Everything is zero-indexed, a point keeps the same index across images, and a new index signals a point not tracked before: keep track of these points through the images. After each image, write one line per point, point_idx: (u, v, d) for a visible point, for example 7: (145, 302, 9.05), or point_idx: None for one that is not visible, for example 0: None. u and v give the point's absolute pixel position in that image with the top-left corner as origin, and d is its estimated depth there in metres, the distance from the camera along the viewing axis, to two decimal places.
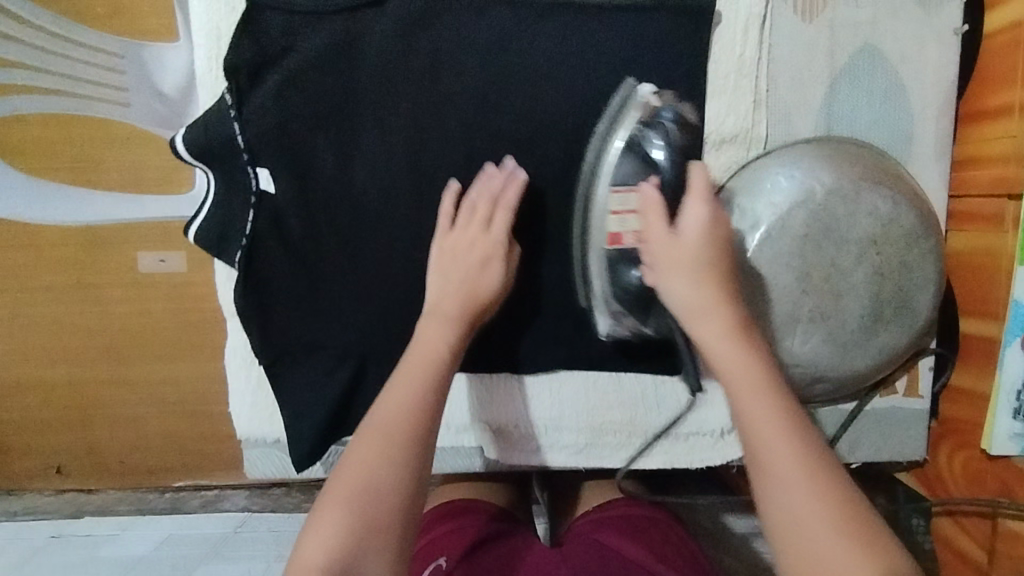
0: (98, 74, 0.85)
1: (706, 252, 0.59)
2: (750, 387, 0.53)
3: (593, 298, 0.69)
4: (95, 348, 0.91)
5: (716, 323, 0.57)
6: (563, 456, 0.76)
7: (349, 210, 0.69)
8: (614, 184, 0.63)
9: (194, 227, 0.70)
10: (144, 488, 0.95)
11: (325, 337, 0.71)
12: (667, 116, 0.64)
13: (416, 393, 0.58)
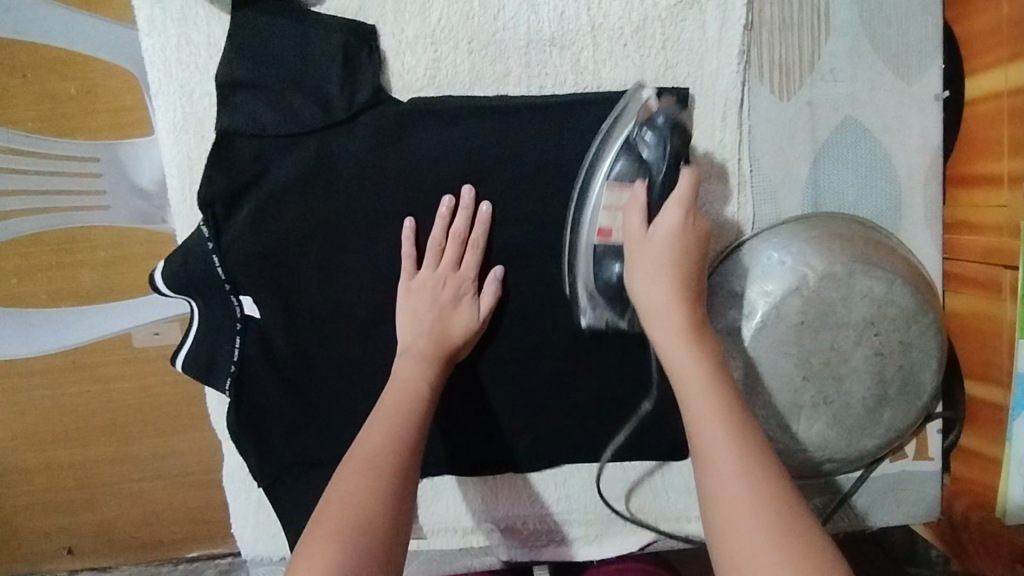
0: (75, 182, 0.81)
1: (675, 247, 0.59)
2: (701, 396, 0.52)
3: (576, 293, 0.68)
4: (97, 437, 0.89)
5: (672, 324, 0.56)
6: (574, 549, 0.75)
7: (338, 328, 0.68)
8: (608, 184, 0.64)
9: (179, 356, 0.68)
10: (159, 561, 0.95)
11: (323, 453, 0.70)
12: (661, 122, 0.62)
13: (397, 426, 0.58)
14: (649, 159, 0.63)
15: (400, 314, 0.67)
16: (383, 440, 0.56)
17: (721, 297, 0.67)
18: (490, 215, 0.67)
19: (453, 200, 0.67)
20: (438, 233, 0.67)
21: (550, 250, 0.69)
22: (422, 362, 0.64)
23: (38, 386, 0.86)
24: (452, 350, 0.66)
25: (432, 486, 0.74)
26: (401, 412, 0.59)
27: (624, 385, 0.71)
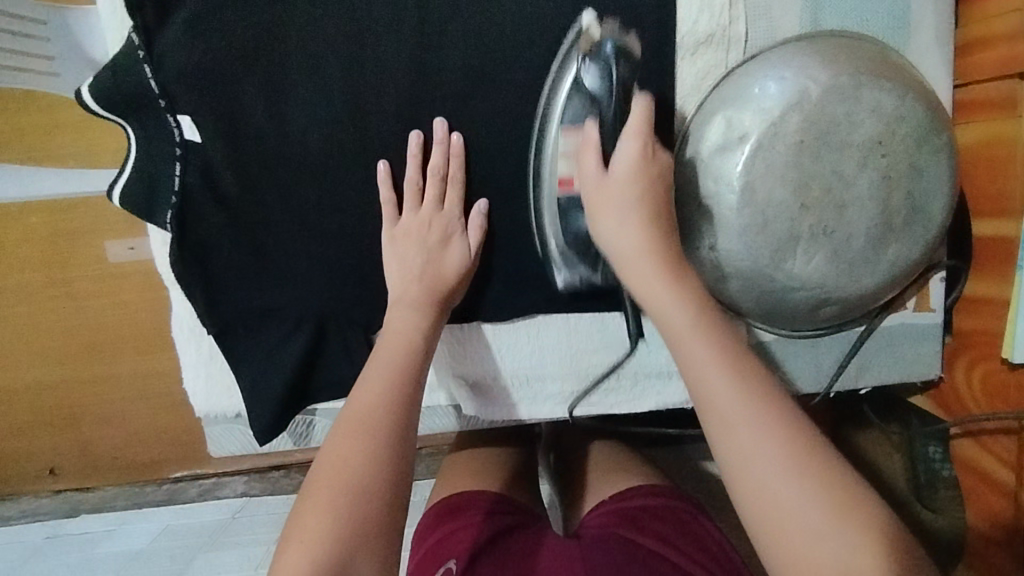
0: None
1: (641, 183, 0.58)
2: (689, 335, 0.52)
3: (549, 254, 0.65)
4: (77, 354, 1.11)
5: (647, 269, 0.56)
6: (547, 407, 0.71)
7: (287, 158, 0.63)
8: (563, 127, 0.61)
9: (116, 187, 0.63)
10: (145, 482, 1.16)
11: (277, 300, 0.66)
12: (607, 49, 0.60)
13: (390, 387, 0.57)
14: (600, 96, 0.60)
15: (388, 262, 0.63)
16: (374, 402, 0.56)
17: (712, 120, 0.61)
18: (463, 147, 0.63)
19: (422, 136, 0.62)
20: (414, 172, 0.63)
21: (520, 67, 0.62)
22: (411, 312, 0.61)
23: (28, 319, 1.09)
24: (446, 294, 0.63)
25: None
26: (398, 368, 0.58)
27: None
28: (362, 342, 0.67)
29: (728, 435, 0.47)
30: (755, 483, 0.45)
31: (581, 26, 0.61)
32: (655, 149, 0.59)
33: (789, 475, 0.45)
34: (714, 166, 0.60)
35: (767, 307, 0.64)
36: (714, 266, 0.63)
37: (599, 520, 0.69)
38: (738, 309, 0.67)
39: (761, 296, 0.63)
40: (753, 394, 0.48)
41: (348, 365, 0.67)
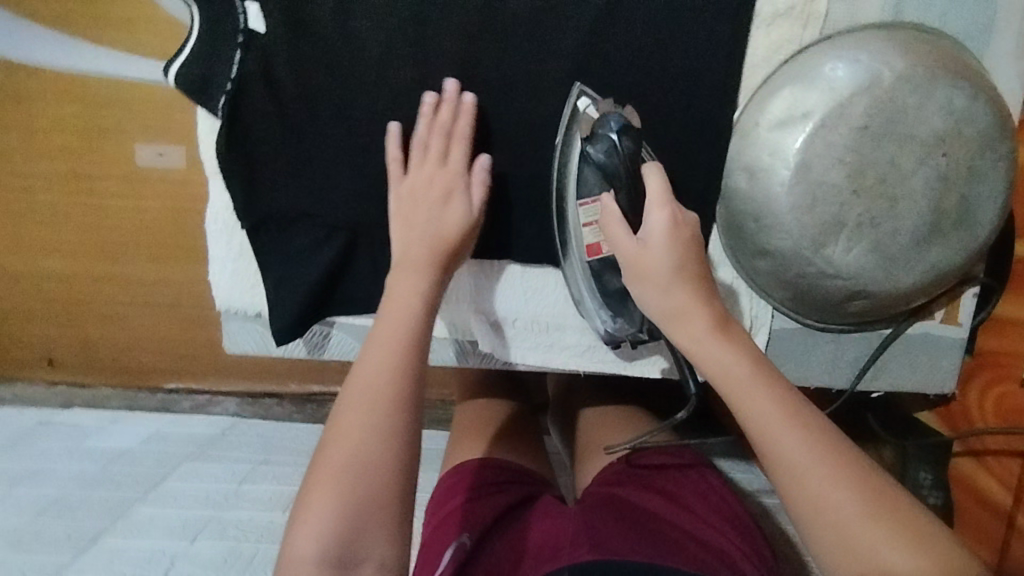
0: None
1: (675, 253, 0.55)
2: (752, 391, 0.50)
3: (586, 310, 0.68)
4: (94, 253, 1.23)
5: (699, 325, 0.53)
6: (563, 358, 0.71)
7: (347, 64, 0.62)
8: (580, 201, 0.63)
9: (173, 66, 0.62)
10: (140, 388, 1.29)
11: (313, 206, 0.66)
12: (612, 126, 0.60)
13: (395, 359, 0.54)
14: (609, 164, 0.60)
15: (392, 223, 0.61)
16: (376, 378, 0.53)
17: (779, 94, 0.61)
18: (474, 107, 0.62)
19: (434, 97, 0.62)
20: (421, 132, 0.62)
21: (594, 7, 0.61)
22: (411, 273, 0.58)
23: (53, 221, 1.22)
24: (451, 252, 0.60)
25: None
26: (400, 338, 0.55)
27: None
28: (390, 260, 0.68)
29: (802, 496, 0.46)
30: (841, 538, 0.45)
31: (578, 107, 0.63)
32: (686, 215, 0.58)
33: (873, 524, 0.45)
34: (772, 140, 0.60)
35: (796, 292, 0.64)
36: (752, 241, 0.64)
37: (605, 480, 0.71)
38: (767, 291, 0.67)
39: (794, 280, 0.63)
40: (827, 449, 0.47)
41: (375, 280, 0.69)
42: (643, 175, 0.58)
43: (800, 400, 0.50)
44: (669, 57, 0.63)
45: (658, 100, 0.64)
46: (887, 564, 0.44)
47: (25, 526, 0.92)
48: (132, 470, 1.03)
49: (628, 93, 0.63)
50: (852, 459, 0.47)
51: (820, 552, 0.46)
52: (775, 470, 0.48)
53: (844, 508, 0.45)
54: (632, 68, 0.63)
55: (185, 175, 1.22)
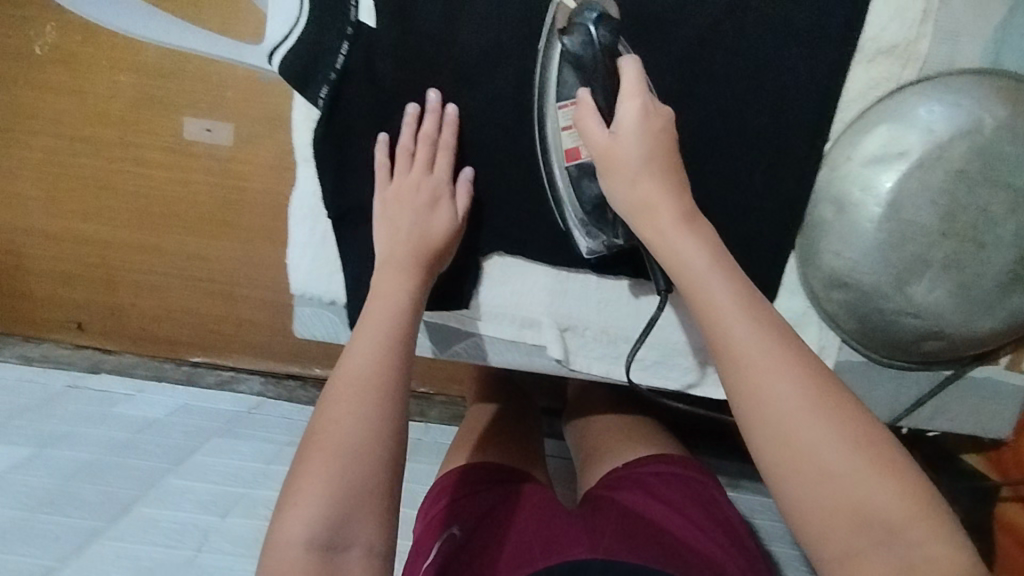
0: None
1: (646, 144, 0.56)
2: (709, 279, 0.50)
3: (568, 224, 0.65)
4: (134, 224, 1.33)
5: (665, 218, 0.54)
6: (627, 370, 0.72)
7: (449, 65, 0.63)
8: (560, 105, 0.61)
9: (279, 52, 0.63)
10: (166, 359, 1.38)
11: None
12: (589, 16, 0.58)
13: (381, 342, 0.55)
14: (585, 60, 0.58)
15: (377, 226, 0.64)
16: (365, 360, 0.54)
17: (874, 130, 0.61)
18: (457, 118, 0.64)
19: (418, 106, 0.64)
20: (406, 138, 0.64)
21: (696, 32, 0.63)
22: (399, 272, 0.60)
23: (104, 196, 1.32)
24: (433, 257, 0.62)
25: (504, 267, 0.69)
26: (388, 325, 0.57)
27: (738, 208, 0.65)
28: (470, 261, 0.68)
29: (753, 390, 0.45)
30: (777, 425, 0.44)
31: (560, 3, 0.61)
32: (659, 108, 0.57)
33: (817, 422, 0.43)
34: (865, 175, 0.61)
35: (870, 327, 0.65)
36: (832, 274, 0.64)
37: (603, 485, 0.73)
38: (837, 323, 0.67)
39: (870, 315, 0.64)
40: (779, 342, 0.46)
41: (452, 280, 0.69)
42: (620, 69, 0.57)
43: (757, 297, 0.49)
44: (769, 85, 0.63)
45: (753, 127, 0.64)
46: (834, 469, 0.42)
47: (54, 489, 0.90)
48: (162, 442, 1.03)
49: (724, 117, 0.64)
50: (802, 355, 0.46)
51: (753, 436, 0.45)
52: (725, 357, 0.47)
53: (786, 393, 0.44)
54: (729, 93, 0.63)
55: (245, 161, 1.27)
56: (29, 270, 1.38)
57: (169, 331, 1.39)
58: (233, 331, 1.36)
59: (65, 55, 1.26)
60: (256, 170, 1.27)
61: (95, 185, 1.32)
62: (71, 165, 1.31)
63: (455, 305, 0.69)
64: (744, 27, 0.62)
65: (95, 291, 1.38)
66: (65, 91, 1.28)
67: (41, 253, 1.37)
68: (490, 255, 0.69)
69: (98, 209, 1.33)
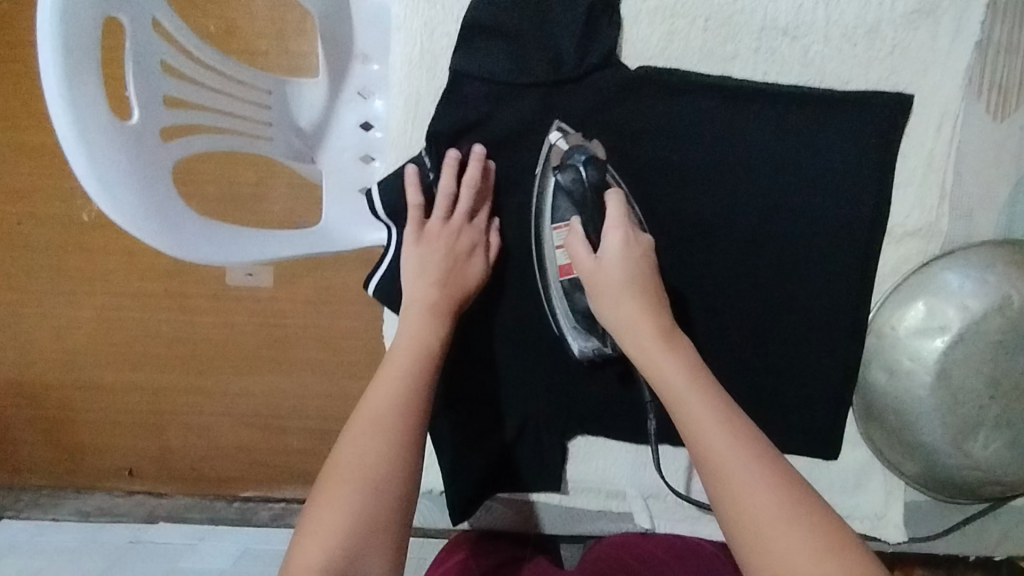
0: (243, 108, 0.84)
1: (624, 271, 0.61)
2: (687, 397, 0.53)
3: (563, 331, 0.70)
4: (182, 364, 1.14)
5: (645, 335, 0.58)
6: (710, 528, 0.77)
7: (525, 276, 0.73)
8: (554, 225, 0.68)
9: (375, 279, 0.74)
10: (217, 497, 1.17)
11: (490, 394, 0.73)
12: (578, 157, 0.66)
13: (402, 382, 0.60)
14: (577, 193, 0.66)
15: (407, 261, 0.68)
16: (385, 402, 0.58)
17: (912, 304, 0.69)
18: (493, 170, 0.71)
19: (458, 152, 0.69)
20: (446, 179, 0.69)
21: (741, 231, 0.71)
22: (425, 318, 0.65)
23: (132, 323, 1.13)
24: (464, 298, 0.68)
25: (587, 446, 0.77)
26: (411, 368, 0.61)
27: (794, 376, 0.72)
28: (556, 444, 0.76)
29: (732, 495, 0.47)
30: (753, 522, 0.46)
31: (552, 142, 0.68)
32: (640, 237, 0.63)
33: (783, 527, 0.45)
34: (912, 345, 0.68)
35: (930, 478, 0.71)
36: (894, 431, 0.70)
37: (603, 551, 0.74)
38: (899, 469, 0.72)
39: (931, 467, 0.69)
40: (751, 450, 0.49)
41: (539, 462, 0.75)
42: (607, 203, 0.64)
43: (732, 407, 0.53)
44: (814, 269, 0.71)
45: (802, 306, 0.71)
46: (806, 572, 0.43)
47: None
48: None
49: (776, 300, 0.72)
50: (773, 456, 0.49)
51: (738, 552, 0.46)
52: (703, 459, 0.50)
53: (761, 503, 0.47)
54: (779, 279, 0.71)
55: (295, 299, 1.11)
56: (73, 419, 1.16)
57: (220, 466, 1.17)
58: (283, 465, 1.15)
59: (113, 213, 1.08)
60: (298, 308, 1.11)
61: (116, 321, 1.12)
62: (116, 315, 1.12)
63: (545, 485, 0.76)
64: (786, 222, 0.70)
65: (139, 437, 1.17)
66: (88, 240, 1.10)
67: (78, 395, 1.15)
68: (574, 436, 0.76)
69: (131, 352, 1.14)
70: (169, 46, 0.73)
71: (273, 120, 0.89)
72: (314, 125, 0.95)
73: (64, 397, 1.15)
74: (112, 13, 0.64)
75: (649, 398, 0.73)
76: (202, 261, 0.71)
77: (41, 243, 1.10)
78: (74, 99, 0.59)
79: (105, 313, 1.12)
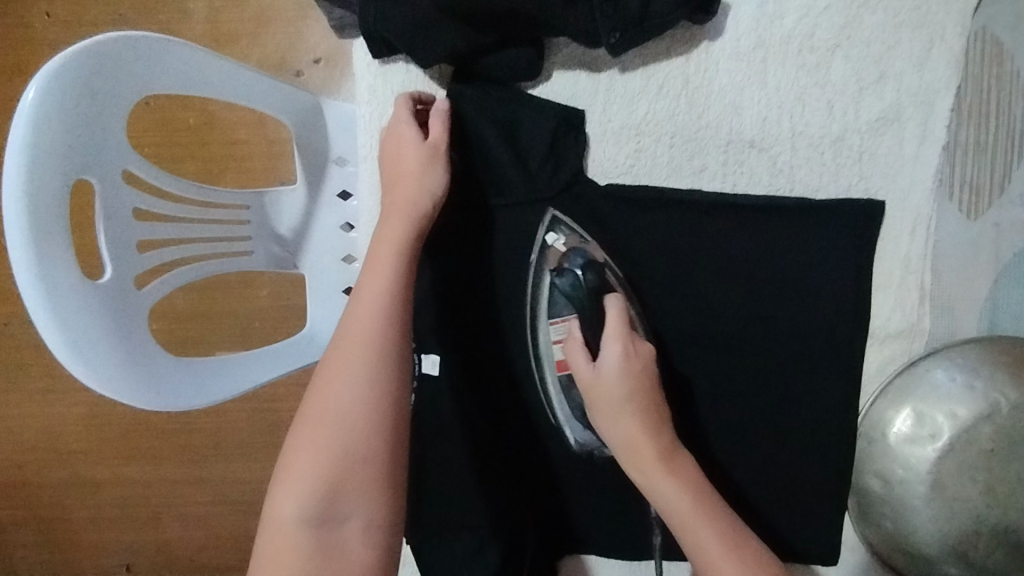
0: (222, 229, 0.81)
1: (624, 387, 0.58)
2: (693, 523, 0.54)
3: (559, 422, 0.70)
4: (175, 461, 1.11)
5: (648, 459, 0.56)
6: None
7: (508, 394, 0.71)
8: (551, 320, 0.66)
9: None
10: None
11: (475, 518, 0.71)
12: (577, 261, 0.65)
13: (378, 305, 0.57)
14: (575, 295, 0.64)
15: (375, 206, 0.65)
16: (359, 330, 0.56)
17: (899, 410, 0.68)
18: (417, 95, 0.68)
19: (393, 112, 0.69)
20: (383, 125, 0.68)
21: (723, 341, 0.70)
22: (402, 218, 0.61)
23: (124, 422, 1.10)
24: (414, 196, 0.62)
25: (578, 564, 0.77)
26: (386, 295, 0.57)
27: (787, 476, 0.71)
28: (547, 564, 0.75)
29: None
30: None
31: (549, 241, 0.69)
32: (638, 345, 0.60)
33: None
34: (902, 453, 0.67)
35: None
36: (892, 538, 0.68)
37: None
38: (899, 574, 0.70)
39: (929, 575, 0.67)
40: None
41: None
42: (606, 308, 0.63)
43: (738, 529, 0.54)
44: (801, 371, 0.70)
45: (791, 410, 0.71)
46: None
47: None
48: None
49: (763, 403, 0.71)
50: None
51: None
52: None
53: None
54: (764, 381, 0.70)
55: (283, 392, 1.08)
56: (67, 518, 1.13)
57: (220, 556, 1.13)
58: None
59: None
60: (291, 396, 1.08)
61: (107, 423, 1.10)
62: (108, 414, 1.10)
63: None
64: (768, 328, 0.70)
65: (136, 533, 1.13)
66: None
67: (69, 500, 1.13)
68: (564, 556, 0.76)
69: (126, 450, 1.11)
70: (141, 193, 0.72)
71: (252, 234, 0.84)
72: (294, 230, 0.89)
73: (60, 497, 1.12)
74: (81, 177, 0.63)
75: (646, 533, 0.73)
76: (183, 405, 0.70)
77: (30, 349, 1.09)
78: (49, 283, 0.58)
79: (97, 415, 1.10)
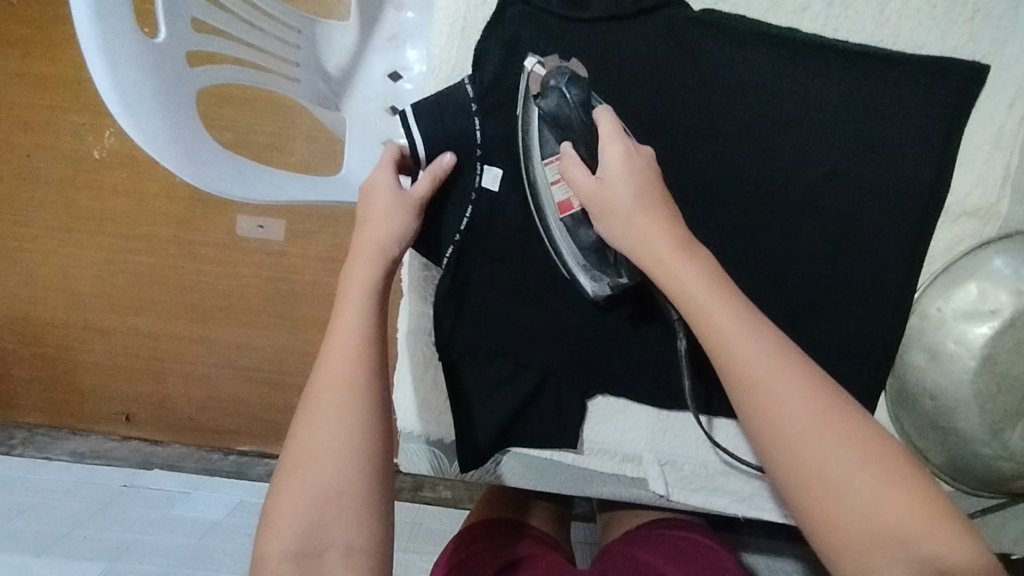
0: (274, 46, 0.75)
1: (627, 182, 0.54)
2: (707, 307, 0.48)
3: (572, 271, 0.67)
4: (188, 313, 1.07)
5: (660, 248, 0.51)
6: (723, 501, 0.73)
7: None
8: (545, 162, 0.61)
9: None
10: (212, 449, 1.10)
11: (514, 346, 0.71)
12: (561, 79, 0.58)
13: (346, 333, 0.51)
14: (559, 112, 0.58)
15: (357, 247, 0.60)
16: (331, 356, 0.50)
17: (963, 286, 0.66)
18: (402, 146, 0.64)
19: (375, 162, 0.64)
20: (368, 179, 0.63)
21: (793, 196, 0.67)
22: (366, 259, 0.56)
23: (138, 267, 1.06)
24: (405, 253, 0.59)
25: (608, 406, 0.74)
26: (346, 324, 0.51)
27: (841, 349, 0.69)
28: (577, 402, 0.73)
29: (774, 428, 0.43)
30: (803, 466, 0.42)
31: (529, 70, 0.61)
32: (642, 150, 0.56)
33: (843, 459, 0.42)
34: (956, 329, 0.66)
35: (957, 469, 0.69)
36: (928, 417, 0.68)
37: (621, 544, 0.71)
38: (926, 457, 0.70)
39: (957, 455, 0.68)
40: (781, 360, 0.45)
41: (556, 416, 0.73)
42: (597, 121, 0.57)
43: (761, 319, 0.47)
44: (871, 239, 0.67)
45: (855, 279, 0.68)
46: (870, 505, 0.40)
47: None
48: (229, 546, 0.81)
49: (825, 271, 0.68)
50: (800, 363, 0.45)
51: (792, 498, 0.43)
52: (727, 364, 0.46)
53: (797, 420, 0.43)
54: (829, 247, 0.68)
55: (307, 255, 1.03)
56: (75, 362, 1.10)
57: (222, 415, 1.10)
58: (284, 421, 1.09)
59: (127, 151, 1.01)
60: (311, 264, 1.03)
61: (121, 265, 1.06)
62: (121, 258, 1.05)
63: (566, 443, 0.72)
64: (846, 187, 0.67)
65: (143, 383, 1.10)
66: (94, 174, 1.02)
67: (76, 342, 1.09)
68: (593, 395, 0.73)
69: (138, 299, 1.07)
70: None
71: (300, 61, 0.79)
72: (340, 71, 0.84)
73: (67, 337, 1.09)
74: None
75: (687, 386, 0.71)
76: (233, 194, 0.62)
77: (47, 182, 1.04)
78: None
79: (111, 257, 1.05)
